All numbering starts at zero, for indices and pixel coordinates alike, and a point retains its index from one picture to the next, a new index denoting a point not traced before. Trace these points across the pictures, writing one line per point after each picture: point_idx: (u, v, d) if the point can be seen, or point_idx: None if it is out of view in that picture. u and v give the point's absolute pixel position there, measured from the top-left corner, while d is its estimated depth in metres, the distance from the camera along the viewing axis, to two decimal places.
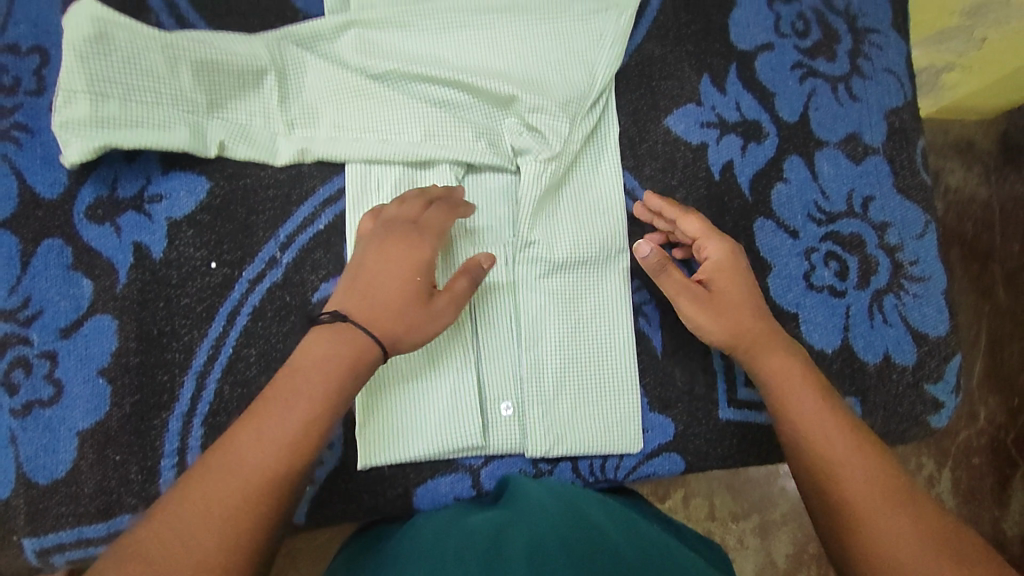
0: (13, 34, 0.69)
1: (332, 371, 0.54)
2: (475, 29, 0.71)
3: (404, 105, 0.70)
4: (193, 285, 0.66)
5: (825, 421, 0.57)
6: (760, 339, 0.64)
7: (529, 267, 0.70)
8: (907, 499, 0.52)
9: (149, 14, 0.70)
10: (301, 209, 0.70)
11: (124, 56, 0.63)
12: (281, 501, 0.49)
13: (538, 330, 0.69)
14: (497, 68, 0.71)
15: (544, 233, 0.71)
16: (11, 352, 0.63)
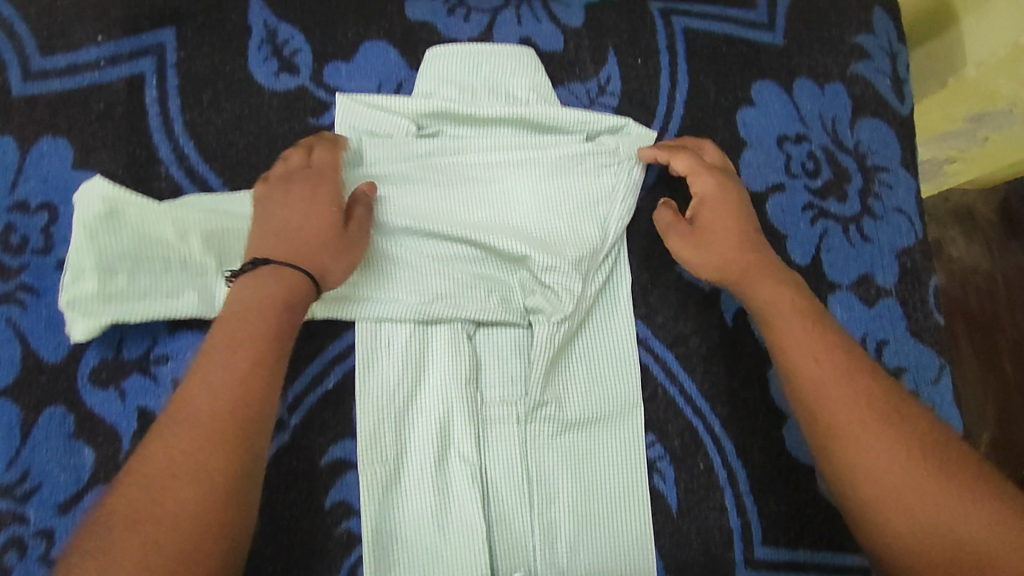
0: (21, 191, 0.68)
1: (274, 293, 0.58)
2: (483, 182, 0.72)
3: (414, 260, 0.70)
4: None
5: (813, 343, 0.61)
6: (755, 273, 0.68)
7: (541, 428, 0.69)
8: (900, 417, 0.56)
9: (159, 167, 0.70)
10: (310, 367, 0.69)
11: (132, 229, 0.64)
12: (246, 425, 0.52)
13: (550, 494, 0.68)
14: (506, 222, 0.71)
15: (555, 392, 0.70)
16: (6, 531, 0.61)
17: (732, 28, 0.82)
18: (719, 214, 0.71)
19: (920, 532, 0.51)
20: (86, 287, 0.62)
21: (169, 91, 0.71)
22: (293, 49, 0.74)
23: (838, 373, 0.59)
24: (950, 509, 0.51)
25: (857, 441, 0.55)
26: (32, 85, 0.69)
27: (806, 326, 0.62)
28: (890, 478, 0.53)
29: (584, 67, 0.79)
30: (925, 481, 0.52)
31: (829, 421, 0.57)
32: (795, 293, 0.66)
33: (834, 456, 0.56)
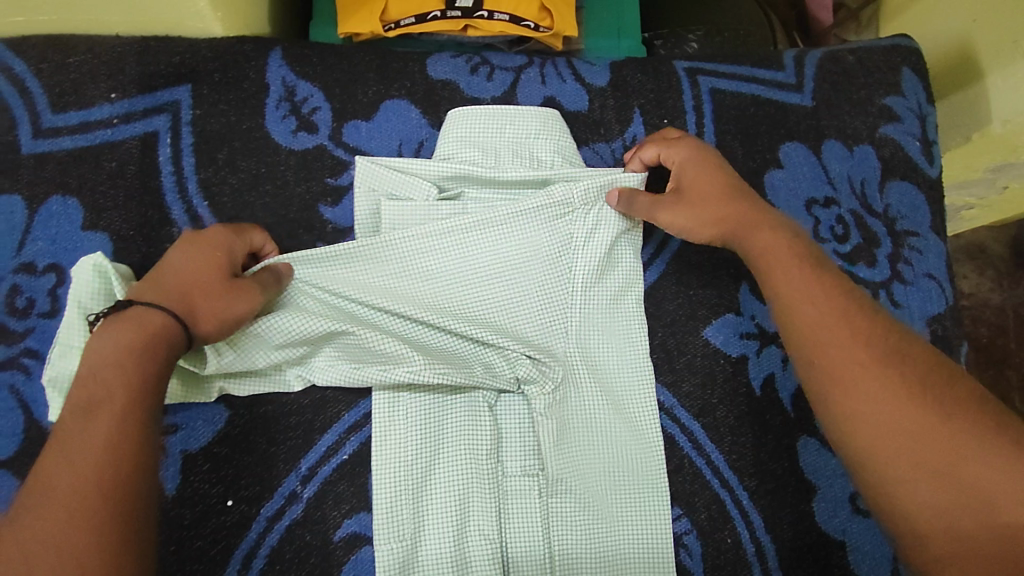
0: (29, 252, 0.65)
1: (132, 342, 0.53)
2: (449, 254, 0.68)
3: (379, 330, 0.66)
4: (209, 525, 0.62)
5: (797, 277, 0.61)
6: (741, 219, 0.66)
7: (558, 505, 0.66)
8: (896, 351, 0.55)
9: (171, 229, 0.68)
10: (324, 438, 0.66)
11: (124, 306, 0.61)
12: (115, 474, 0.48)
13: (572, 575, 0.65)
14: (493, 302, 0.68)
15: (575, 467, 0.66)
16: None
17: (759, 89, 0.81)
18: (707, 190, 0.68)
19: (932, 470, 0.50)
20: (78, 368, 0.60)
21: (183, 149, 0.69)
22: (312, 107, 0.72)
23: (823, 308, 0.59)
24: (973, 472, 0.49)
25: (856, 390, 0.54)
26: (42, 142, 0.67)
27: (807, 276, 0.61)
28: (884, 411, 0.53)
29: (609, 127, 0.77)
30: (917, 413, 0.52)
31: (821, 362, 0.57)
32: (797, 258, 0.63)
33: (832, 411, 0.55)
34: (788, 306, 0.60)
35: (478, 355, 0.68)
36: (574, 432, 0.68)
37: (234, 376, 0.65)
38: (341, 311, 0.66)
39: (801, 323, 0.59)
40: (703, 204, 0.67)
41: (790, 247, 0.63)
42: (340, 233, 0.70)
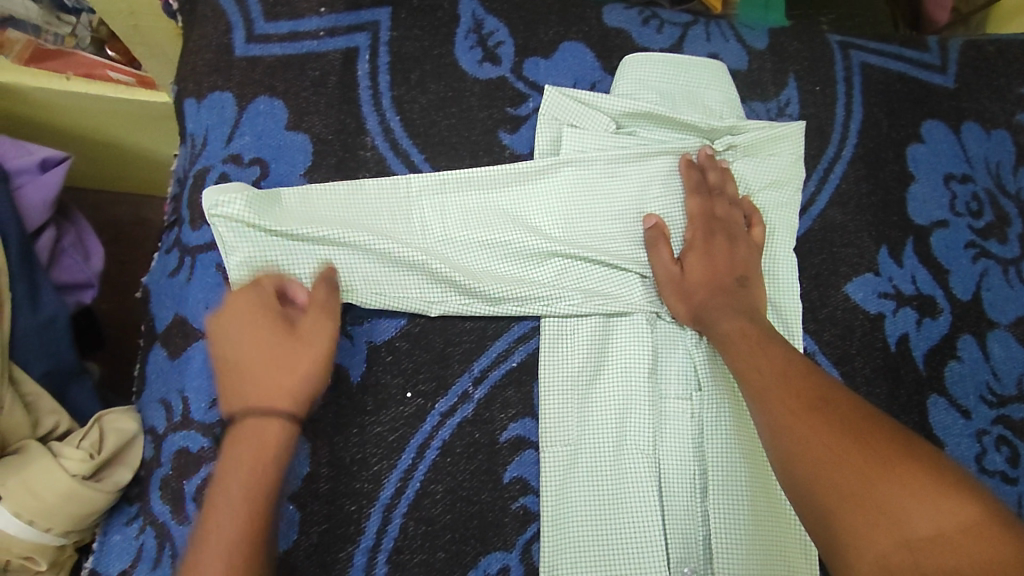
0: (237, 145, 0.70)
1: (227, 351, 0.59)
2: (531, 183, 0.72)
3: (457, 248, 0.69)
4: (387, 413, 0.66)
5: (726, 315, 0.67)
6: (696, 245, 0.71)
7: (712, 415, 0.70)
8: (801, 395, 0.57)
9: (365, 137, 0.72)
10: (496, 344, 0.69)
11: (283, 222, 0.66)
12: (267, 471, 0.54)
13: (729, 474, 0.68)
14: (628, 225, 0.73)
15: (721, 386, 0.70)
16: (205, 467, 0.61)
17: (905, 67, 0.85)
18: (699, 269, 0.70)
19: (852, 496, 0.49)
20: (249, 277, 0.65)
21: (380, 66, 0.74)
22: (497, 40, 0.77)
23: (779, 361, 0.61)
24: (888, 495, 0.48)
25: (813, 436, 0.54)
26: (254, 46, 0.72)
27: (748, 329, 0.65)
28: (821, 447, 0.53)
29: (766, 87, 0.81)
30: (843, 448, 0.52)
31: (784, 429, 0.56)
32: (743, 322, 0.66)
33: (796, 475, 0.53)
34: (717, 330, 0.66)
35: (629, 277, 0.72)
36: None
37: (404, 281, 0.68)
38: (421, 224, 0.69)
39: (751, 370, 0.62)
40: (715, 271, 0.70)
41: (759, 326, 0.66)
42: (518, 158, 0.74)
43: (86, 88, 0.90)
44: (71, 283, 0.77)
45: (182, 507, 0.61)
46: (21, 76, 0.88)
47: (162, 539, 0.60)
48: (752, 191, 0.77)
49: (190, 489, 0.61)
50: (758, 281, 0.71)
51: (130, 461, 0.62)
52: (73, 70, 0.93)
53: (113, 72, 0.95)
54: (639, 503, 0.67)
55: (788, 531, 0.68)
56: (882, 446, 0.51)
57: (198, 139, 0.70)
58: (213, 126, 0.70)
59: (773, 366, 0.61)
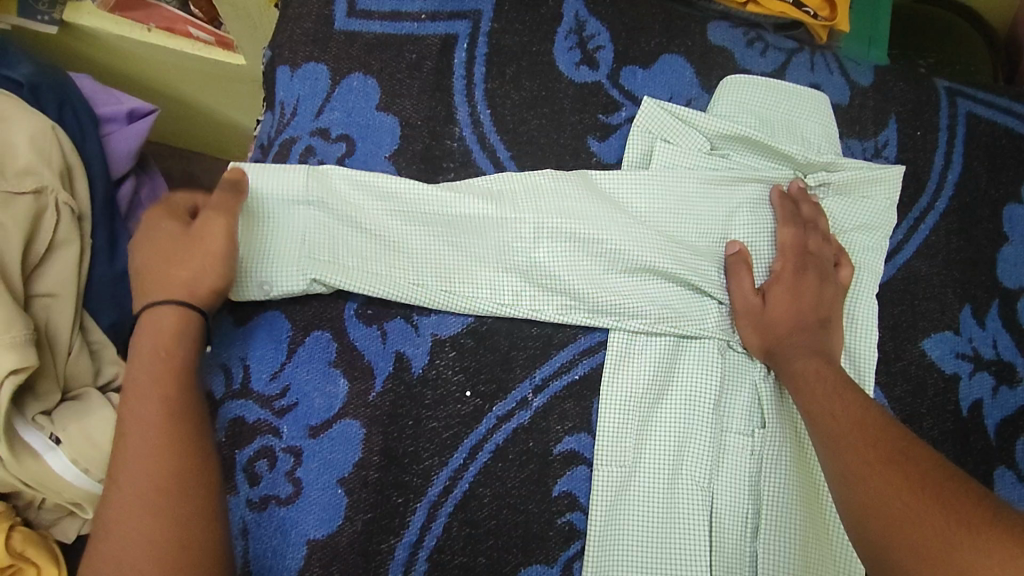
0: (326, 119, 0.69)
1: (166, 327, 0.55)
2: (619, 192, 0.70)
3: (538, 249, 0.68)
4: (444, 410, 0.64)
5: (796, 353, 0.65)
6: (783, 279, 0.69)
7: (776, 455, 0.67)
8: (870, 441, 0.55)
9: (454, 127, 0.70)
10: (560, 354, 0.67)
11: (331, 190, 0.65)
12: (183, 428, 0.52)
13: (785, 519, 0.66)
14: (705, 250, 0.71)
15: (789, 426, 0.67)
16: (258, 439, 0.61)
17: (1013, 123, 0.82)
18: (782, 302, 0.68)
19: (926, 557, 0.45)
20: (295, 258, 0.63)
21: (477, 57, 0.72)
22: (597, 44, 0.75)
23: (857, 406, 0.59)
24: (949, 544, 0.45)
25: (872, 484, 0.52)
26: (354, 21, 0.71)
27: (822, 366, 0.63)
28: (895, 502, 0.49)
29: (865, 126, 0.79)
30: (915, 503, 0.48)
31: (850, 476, 0.54)
32: (822, 362, 0.64)
33: (863, 527, 0.51)
34: (791, 369, 0.64)
35: (702, 302, 0.70)
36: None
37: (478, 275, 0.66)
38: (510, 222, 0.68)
39: (826, 413, 0.59)
40: (799, 309, 0.68)
41: (839, 369, 0.63)
42: (604, 167, 0.73)
43: (168, 43, 0.91)
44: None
45: (232, 477, 0.60)
46: (107, 23, 0.90)
47: None
48: (841, 230, 0.75)
49: (242, 460, 0.60)
50: (840, 323, 0.68)
51: None
52: (156, 23, 0.92)
53: (193, 28, 0.93)
54: (690, 537, 0.65)
55: None
56: (961, 502, 0.46)
57: (287, 108, 0.69)
58: (304, 97, 0.69)
59: (851, 414, 0.58)
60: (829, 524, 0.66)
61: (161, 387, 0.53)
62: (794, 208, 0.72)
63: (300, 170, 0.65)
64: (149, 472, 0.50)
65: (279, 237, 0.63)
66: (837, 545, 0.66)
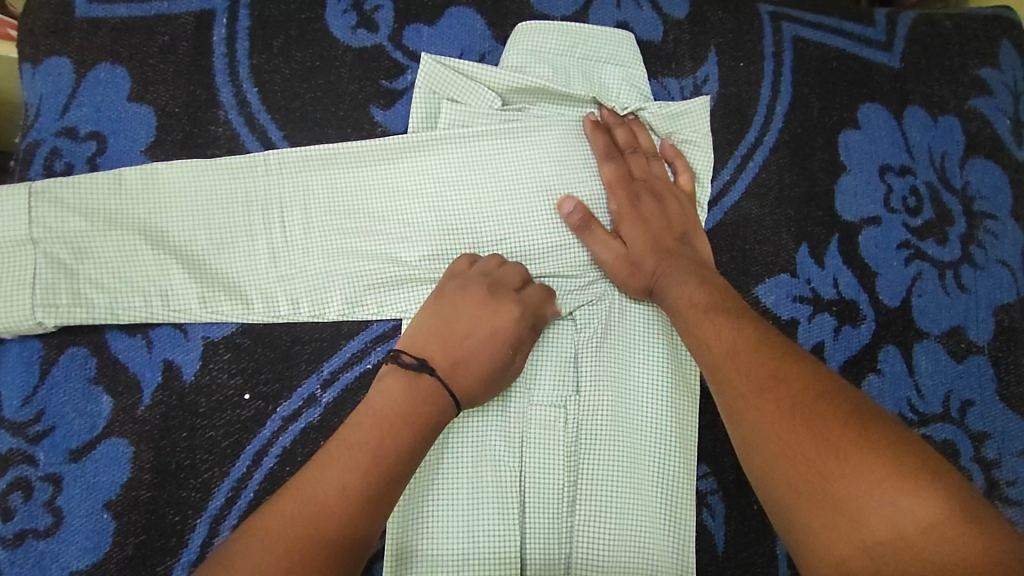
0: (72, 117, 0.63)
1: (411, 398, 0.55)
2: (354, 178, 0.65)
3: (319, 233, 0.64)
4: (222, 417, 0.59)
5: (678, 279, 0.61)
6: (627, 212, 0.66)
7: (589, 423, 0.63)
8: (753, 364, 0.52)
9: (218, 111, 0.65)
10: (350, 344, 0.63)
11: (56, 216, 0.60)
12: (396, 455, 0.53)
13: (601, 491, 0.62)
14: (505, 213, 0.66)
15: (601, 393, 0.64)
16: (11, 471, 0.56)
17: (845, 43, 0.76)
18: (632, 236, 0.65)
19: (801, 487, 0.46)
20: (14, 296, 0.58)
21: (239, 32, 0.66)
22: (374, 5, 0.69)
23: (728, 328, 0.56)
24: (838, 482, 0.44)
25: (758, 416, 0.50)
26: (97, 7, 0.65)
27: (697, 287, 0.60)
28: (779, 435, 0.48)
29: (681, 62, 0.73)
30: (797, 437, 0.47)
31: (734, 407, 0.52)
32: (697, 278, 0.61)
33: (748, 462, 0.50)
34: (667, 296, 0.62)
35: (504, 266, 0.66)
36: (610, 341, 0.65)
37: (250, 272, 0.62)
38: (278, 215, 0.63)
39: (702, 342, 0.57)
40: (652, 238, 0.65)
41: (711, 289, 0.60)
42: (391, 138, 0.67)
43: None
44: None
45: None
46: None
47: None
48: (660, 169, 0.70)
49: None
50: (698, 233, 0.66)
51: None
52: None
53: None
54: (497, 518, 0.61)
55: (661, 553, 0.62)
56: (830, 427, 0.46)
57: (32, 110, 0.64)
58: (48, 96, 0.63)
59: (723, 339, 0.55)
60: (652, 489, 0.63)
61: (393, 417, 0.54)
62: (608, 141, 0.68)
63: (19, 195, 0.59)
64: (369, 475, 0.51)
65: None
66: (659, 509, 0.63)
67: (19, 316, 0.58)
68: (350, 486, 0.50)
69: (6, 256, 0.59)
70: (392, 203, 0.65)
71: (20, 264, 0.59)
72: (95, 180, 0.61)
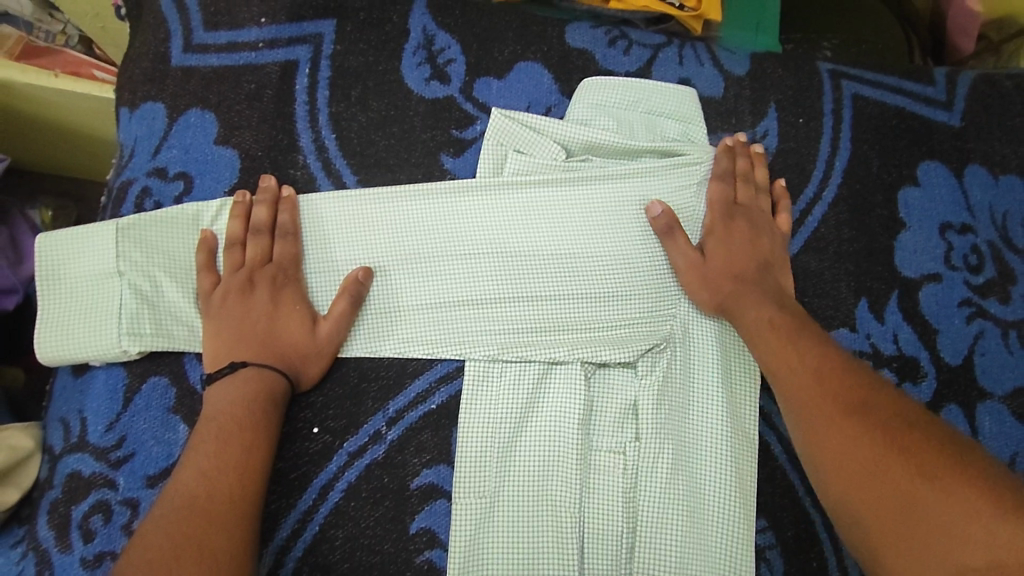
0: (163, 159, 0.67)
1: (238, 397, 0.58)
2: (419, 223, 0.67)
3: (384, 274, 0.66)
4: (292, 449, 0.61)
5: (757, 300, 0.64)
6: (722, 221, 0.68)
7: (650, 473, 0.63)
8: (834, 394, 0.56)
9: (297, 155, 0.68)
10: (415, 383, 0.64)
11: (143, 250, 0.62)
12: (240, 486, 0.54)
13: (659, 541, 0.62)
14: (562, 257, 0.68)
15: (661, 444, 0.64)
16: (93, 494, 0.57)
17: (904, 101, 0.77)
18: (718, 254, 0.67)
19: (888, 507, 0.49)
20: (102, 327, 0.60)
21: (319, 82, 0.70)
22: (447, 58, 0.72)
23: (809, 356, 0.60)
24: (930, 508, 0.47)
25: (831, 442, 0.54)
26: (190, 56, 0.70)
27: (777, 314, 0.63)
28: (855, 456, 0.52)
29: (742, 118, 0.75)
30: (880, 461, 0.51)
31: (814, 442, 0.56)
32: (773, 300, 0.64)
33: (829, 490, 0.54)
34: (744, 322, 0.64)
35: (560, 308, 0.67)
36: (670, 391, 0.65)
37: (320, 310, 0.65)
38: (348, 253, 0.66)
39: (783, 365, 0.61)
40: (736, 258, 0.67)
41: (783, 310, 0.64)
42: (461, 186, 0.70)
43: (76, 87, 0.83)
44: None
45: (67, 534, 0.56)
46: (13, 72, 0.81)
47: (40, 566, 0.56)
48: None
49: (77, 516, 0.57)
50: (782, 269, 0.68)
51: (19, 482, 0.60)
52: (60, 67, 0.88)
53: (97, 70, 0.89)
54: (556, 565, 0.61)
55: None
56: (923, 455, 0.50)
57: (127, 150, 0.68)
58: (142, 138, 0.67)
59: (807, 363, 0.59)
60: (711, 543, 0.63)
61: (225, 439, 0.55)
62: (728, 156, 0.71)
63: (106, 232, 0.61)
64: (209, 497, 0.52)
65: (90, 307, 0.60)
66: (717, 563, 0.62)
67: (107, 345, 0.59)
68: (214, 532, 0.50)
69: (94, 290, 0.61)
70: (454, 245, 0.67)
71: (106, 296, 0.60)
72: (178, 220, 0.63)
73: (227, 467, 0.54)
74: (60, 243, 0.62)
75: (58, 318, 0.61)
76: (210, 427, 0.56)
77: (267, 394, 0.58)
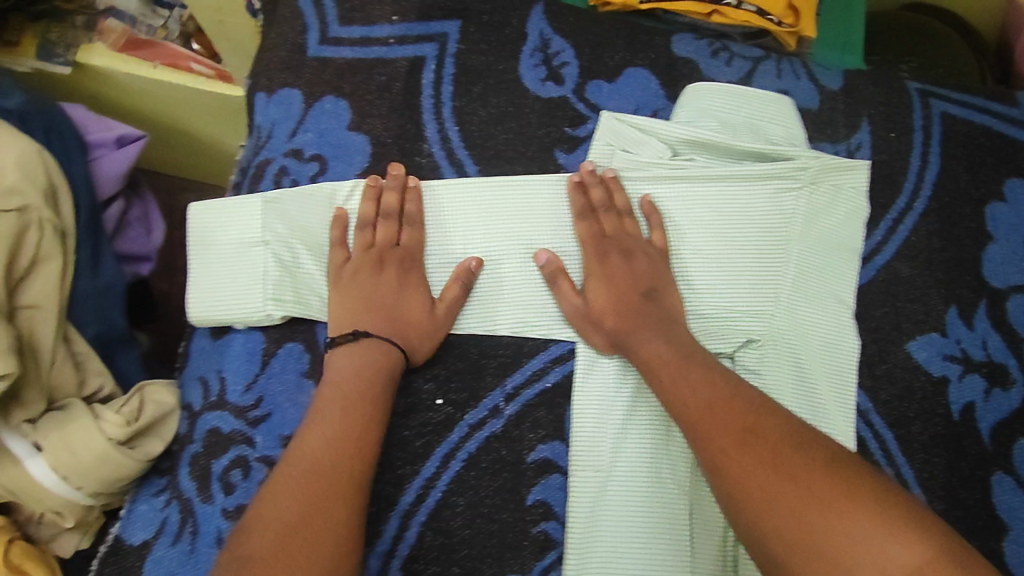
0: (299, 140, 0.71)
1: (359, 372, 0.61)
2: (535, 211, 0.71)
3: (501, 258, 0.70)
4: (416, 419, 0.65)
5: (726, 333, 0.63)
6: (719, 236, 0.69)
7: None
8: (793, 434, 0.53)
9: (423, 144, 0.72)
10: (532, 362, 0.68)
11: (285, 223, 0.67)
12: (354, 454, 0.57)
13: None
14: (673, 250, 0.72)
15: None
16: (233, 449, 0.62)
17: (991, 121, 0.81)
18: None
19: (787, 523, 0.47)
20: (249, 291, 0.65)
21: (444, 77, 0.74)
22: (562, 61, 0.77)
23: (704, 384, 0.59)
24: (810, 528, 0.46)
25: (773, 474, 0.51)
26: (326, 48, 0.74)
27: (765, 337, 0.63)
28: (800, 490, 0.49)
29: (837, 129, 0.79)
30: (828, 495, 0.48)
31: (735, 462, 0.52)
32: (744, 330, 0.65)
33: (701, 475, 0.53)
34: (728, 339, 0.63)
35: None
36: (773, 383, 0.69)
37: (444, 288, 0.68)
38: (468, 235, 0.70)
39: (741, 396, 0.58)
40: None
41: None
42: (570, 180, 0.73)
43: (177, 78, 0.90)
44: (134, 253, 0.81)
45: (207, 485, 0.61)
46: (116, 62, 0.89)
47: (185, 514, 0.61)
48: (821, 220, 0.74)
49: (218, 469, 0.61)
50: None
51: (163, 434, 0.64)
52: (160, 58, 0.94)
53: (193, 63, 0.94)
54: (668, 543, 0.63)
55: None
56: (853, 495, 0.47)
57: (264, 133, 0.73)
58: (279, 121, 0.72)
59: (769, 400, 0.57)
60: None
61: (344, 409, 0.59)
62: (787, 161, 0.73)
63: (253, 206, 0.67)
64: (323, 463, 0.55)
65: (235, 273, 0.66)
66: None
67: (253, 309, 0.65)
68: (327, 495, 0.54)
69: (240, 256, 0.66)
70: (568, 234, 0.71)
71: (252, 265, 0.66)
72: (317, 196, 0.68)
73: (347, 437, 0.57)
74: (212, 212, 0.68)
75: (208, 281, 0.66)
76: (327, 398, 0.59)
77: (385, 373, 0.61)
